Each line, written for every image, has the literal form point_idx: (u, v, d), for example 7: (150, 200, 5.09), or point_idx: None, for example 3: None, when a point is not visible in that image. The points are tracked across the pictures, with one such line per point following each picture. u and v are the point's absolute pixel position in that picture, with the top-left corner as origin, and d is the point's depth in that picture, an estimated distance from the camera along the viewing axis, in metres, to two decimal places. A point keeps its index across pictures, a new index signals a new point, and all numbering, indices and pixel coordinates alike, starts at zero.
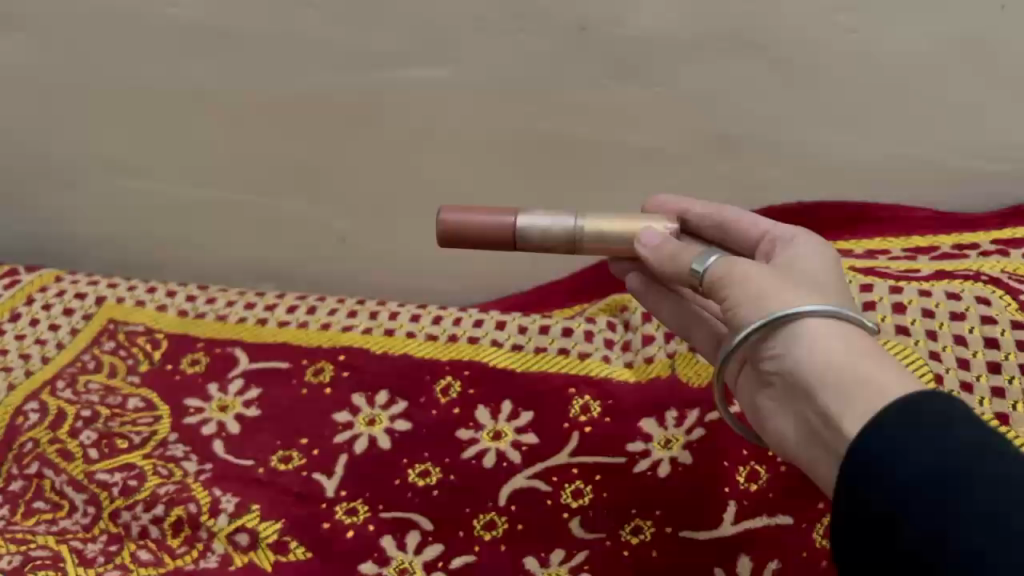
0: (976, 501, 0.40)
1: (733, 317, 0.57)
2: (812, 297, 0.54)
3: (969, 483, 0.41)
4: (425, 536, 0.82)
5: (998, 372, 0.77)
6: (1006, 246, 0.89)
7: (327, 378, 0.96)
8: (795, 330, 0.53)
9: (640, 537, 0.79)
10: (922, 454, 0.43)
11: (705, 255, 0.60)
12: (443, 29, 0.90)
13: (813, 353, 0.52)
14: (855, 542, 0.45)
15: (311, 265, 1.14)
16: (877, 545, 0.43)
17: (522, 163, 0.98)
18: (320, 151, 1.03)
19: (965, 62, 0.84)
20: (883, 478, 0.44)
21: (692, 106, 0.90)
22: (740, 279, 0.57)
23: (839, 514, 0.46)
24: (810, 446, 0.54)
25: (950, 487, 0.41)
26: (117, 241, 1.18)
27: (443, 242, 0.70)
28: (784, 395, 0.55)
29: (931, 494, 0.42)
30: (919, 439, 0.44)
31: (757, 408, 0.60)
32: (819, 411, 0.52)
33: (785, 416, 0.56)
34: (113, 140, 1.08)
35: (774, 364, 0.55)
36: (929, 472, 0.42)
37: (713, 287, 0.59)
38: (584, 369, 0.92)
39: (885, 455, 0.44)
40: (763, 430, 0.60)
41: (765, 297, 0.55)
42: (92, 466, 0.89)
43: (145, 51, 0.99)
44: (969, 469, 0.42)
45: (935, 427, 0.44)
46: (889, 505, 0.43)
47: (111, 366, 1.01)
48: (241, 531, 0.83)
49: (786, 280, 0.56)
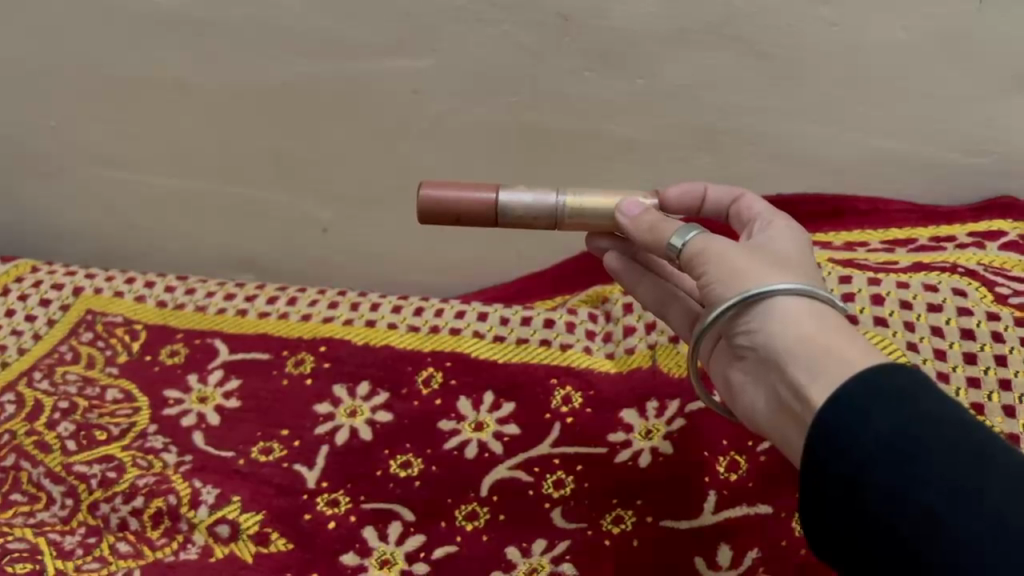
0: (934, 469, 0.42)
1: (709, 294, 0.57)
2: (784, 275, 0.55)
3: (928, 452, 0.43)
4: (406, 527, 0.82)
5: (974, 363, 0.78)
6: (983, 239, 0.90)
7: (308, 369, 0.95)
8: (766, 306, 0.54)
9: (622, 526, 0.79)
10: (887, 421, 0.45)
11: (682, 229, 0.60)
12: (426, 19, 0.89)
13: (785, 328, 0.53)
14: (821, 502, 0.47)
15: (292, 255, 1.14)
16: (851, 523, 0.45)
17: (505, 154, 0.98)
18: (301, 141, 1.02)
19: (944, 57, 0.84)
20: (848, 443, 0.45)
21: (675, 98, 0.90)
22: (718, 257, 0.57)
23: (805, 474, 0.48)
24: (781, 418, 0.55)
25: (910, 454, 0.43)
26: (96, 232, 1.17)
27: (424, 216, 0.70)
28: (756, 368, 0.56)
29: (893, 460, 0.43)
30: (883, 408, 0.45)
31: (731, 382, 0.61)
32: (789, 384, 0.53)
33: (758, 389, 0.57)
34: (90, 130, 1.07)
35: (747, 339, 0.56)
36: (893, 439, 0.44)
37: (689, 263, 0.59)
38: (566, 360, 0.92)
39: (851, 421, 0.46)
40: (736, 403, 0.61)
41: (740, 273, 0.56)
42: (71, 458, 0.88)
43: (123, 39, 0.98)
44: (930, 439, 0.43)
45: (899, 397, 0.45)
46: (852, 469, 0.45)
47: (89, 357, 1.00)
48: (221, 523, 0.83)
49: (763, 262, 0.57)
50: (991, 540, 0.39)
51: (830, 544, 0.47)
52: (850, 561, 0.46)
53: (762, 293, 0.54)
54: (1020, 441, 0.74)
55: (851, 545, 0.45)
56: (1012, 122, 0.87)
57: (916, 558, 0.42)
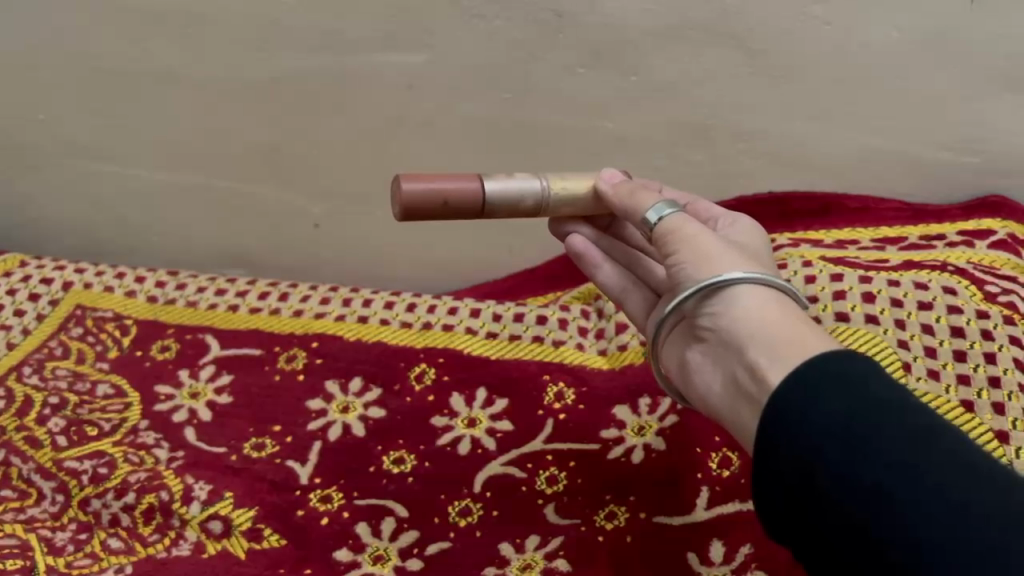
0: (885, 449, 0.43)
1: (677, 274, 0.60)
2: (755, 268, 0.58)
3: (877, 431, 0.44)
4: (400, 523, 0.82)
5: (964, 361, 0.78)
6: (972, 238, 0.90)
7: (300, 365, 0.95)
8: (737, 292, 0.56)
9: (614, 522, 0.80)
10: (837, 402, 0.46)
11: (659, 205, 0.64)
12: (420, 14, 0.89)
13: (750, 313, 0.55)
14: (771, 483, 0.47)
15: (283, 250, 1.13)
16: (807, 508, 0.45)
17: (497, 151, 0.98)
18: (293, 136, 1.02)
19: (934, 56, 0.85)
20: (799, 424, 0.46)
21: (668, 96, 0.91)
22: (690, 240, 0.60)
23: (757, 454, 0.48)
24: (734, 400, 0.56)
25: (860, 435, 0.44)
26: (84, 227, 1.17)
27: (408, 204, 0.65)
28: (716, 350, 0.58)
29: (842, 440, 0.44)
30: (836, 390, 0.46)
31: (688, 362, 0.62)
32: (745, 366, 0.54)
33: (715, 370, 0.58)
34: (79, 124, 1.06)
35: (711, 320, 0.58)
36: (843, 420, 0.45)
37: (661, 239, 0.62)
38: (559, 357, 0.93)
39: (804, 401, 0.47)
40: (691, 385, 0.62)
41: (711, 257, 0.58)
42: (61, 454, 0.88)
43: (114, 32, 0.98)
44: (877, 419, 0.44)
45: (849, 380, 0.46)
46: (802, 450, 0.45)
47: (79, 352, 0.99)
48: (214, 518, 0.82)
49: (732, 250, 0.60)
50: (941, 514, 0.41)
51: (780, 526, 0.47)
52: (797, 542, 0.47)
53: (735, 280, 0.56)
54: (1008, 438, 0.74)
55: (803, 526, 0.46)
56: (1000, 121, 0.88)
57: (866, 536, 0.42)
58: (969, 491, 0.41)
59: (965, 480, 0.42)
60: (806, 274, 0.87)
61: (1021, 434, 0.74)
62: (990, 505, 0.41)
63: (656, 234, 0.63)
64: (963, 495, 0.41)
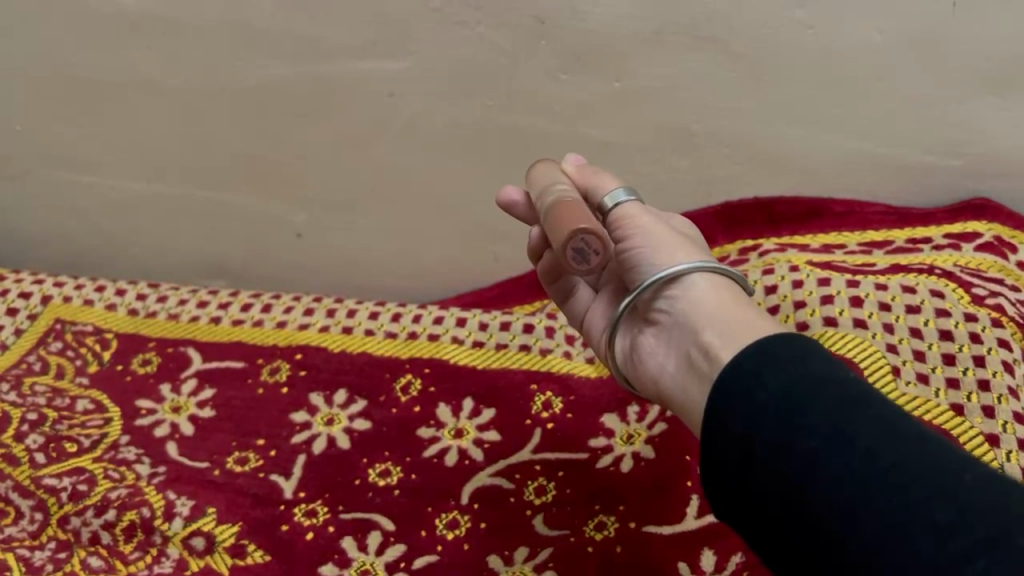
0: (824, 420, 0.45)
1: (635, 259, 0.61)
2: (706, 257, 0.60)
3: (814, 401, 0.46)
4: (386, 537, 0.80)
5: (953, 365, 0.78)
6: (959, 240, 0.91)
7: (283, 377, 0.95)
8: (692, 280, 0.58)
9: (604, 533, 0.77)
10: (777, 377, 0.47)
11: (617, 190, 0.64)
12: (400, 21, 0.88)
13: (707, 298, 0.57)
14: (718, 460, 0.49)
15: (266, 261, 1.13)
16: (754, 488, 0.46)
17: (482, 157, 0.97)
18: (274, 145, 1.01)
19: (918, 60, 0.84)
20: (743, 403, 0.48)
21: (652, 101, 0.90)
22: (646, 230, 0.61)
23: (704, 432, 0.50)
24: (686, 380, 0.57)
25: (801, 410, 0.45)
26: (62, 238, 1.15)
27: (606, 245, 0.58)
28: (672, 333, 0.59)
29: (784, 416, 0.46)
30: (778, 369, 0.48)
31: (641, 347, 0.63)
32: (701, 346, 0.56)
33: (669, 353, 0.60)
34: (57, 135, 1.05)
35: (669, 305, 0.60)
36: (784, 396, 0.46)
37: (615, 225, 0.62)
38: (545, 365, 0.93)
39: (748, 377, 0.49)
40: (642, 368, 0.63)
41: (668, 246, 0.60)
42: (39, 471, 0.85)
43: (87, 40, 0.96)
44: (817, 393, 0.46)
45: (790, 360, 0.48)
46: (747, 427, 0.47)
47: (58, 366, 0.98)
48: (196, 535, 0.80)
49: (685, 240, 0.62)
50: (874, 480, 0.42)
51: (732, 513, 0.49)
52: (747, 527, 0.48)
53: (694, 269, 0.58)
54: (999, 441, 0.73)
55: (747, 504, 0.47)
56: (986, 123, 0.87)
57: (806, 509, 0.43)
58: (895, 451, 0.42)
59: (892, 442, 0.43)
60: (794, 279, 0.87)
61: (1012, 436, 0.73)
62: (913, 462, 0.42)
63: (610, 219, 0.63)
64: (900, 460, 0.42)
